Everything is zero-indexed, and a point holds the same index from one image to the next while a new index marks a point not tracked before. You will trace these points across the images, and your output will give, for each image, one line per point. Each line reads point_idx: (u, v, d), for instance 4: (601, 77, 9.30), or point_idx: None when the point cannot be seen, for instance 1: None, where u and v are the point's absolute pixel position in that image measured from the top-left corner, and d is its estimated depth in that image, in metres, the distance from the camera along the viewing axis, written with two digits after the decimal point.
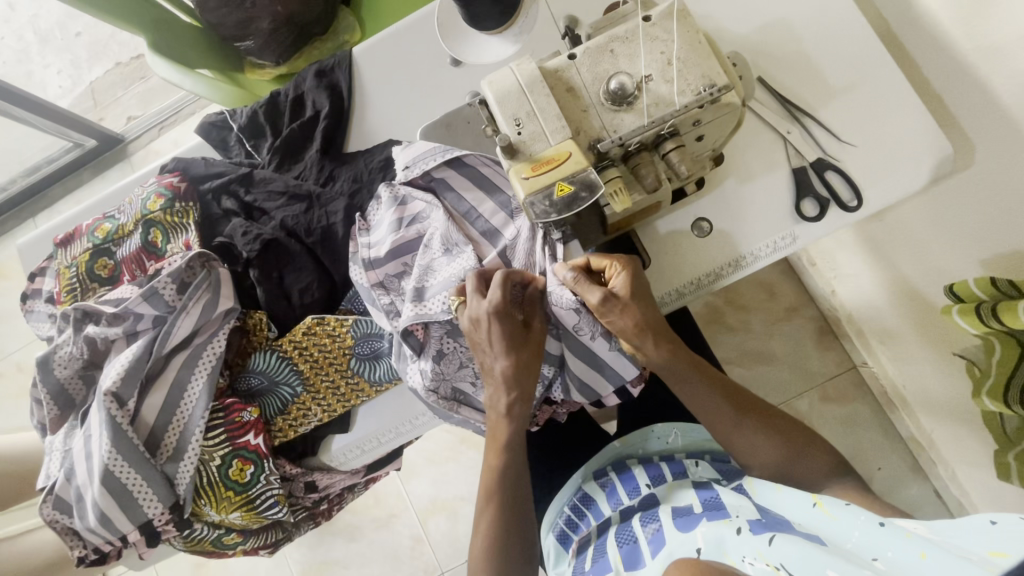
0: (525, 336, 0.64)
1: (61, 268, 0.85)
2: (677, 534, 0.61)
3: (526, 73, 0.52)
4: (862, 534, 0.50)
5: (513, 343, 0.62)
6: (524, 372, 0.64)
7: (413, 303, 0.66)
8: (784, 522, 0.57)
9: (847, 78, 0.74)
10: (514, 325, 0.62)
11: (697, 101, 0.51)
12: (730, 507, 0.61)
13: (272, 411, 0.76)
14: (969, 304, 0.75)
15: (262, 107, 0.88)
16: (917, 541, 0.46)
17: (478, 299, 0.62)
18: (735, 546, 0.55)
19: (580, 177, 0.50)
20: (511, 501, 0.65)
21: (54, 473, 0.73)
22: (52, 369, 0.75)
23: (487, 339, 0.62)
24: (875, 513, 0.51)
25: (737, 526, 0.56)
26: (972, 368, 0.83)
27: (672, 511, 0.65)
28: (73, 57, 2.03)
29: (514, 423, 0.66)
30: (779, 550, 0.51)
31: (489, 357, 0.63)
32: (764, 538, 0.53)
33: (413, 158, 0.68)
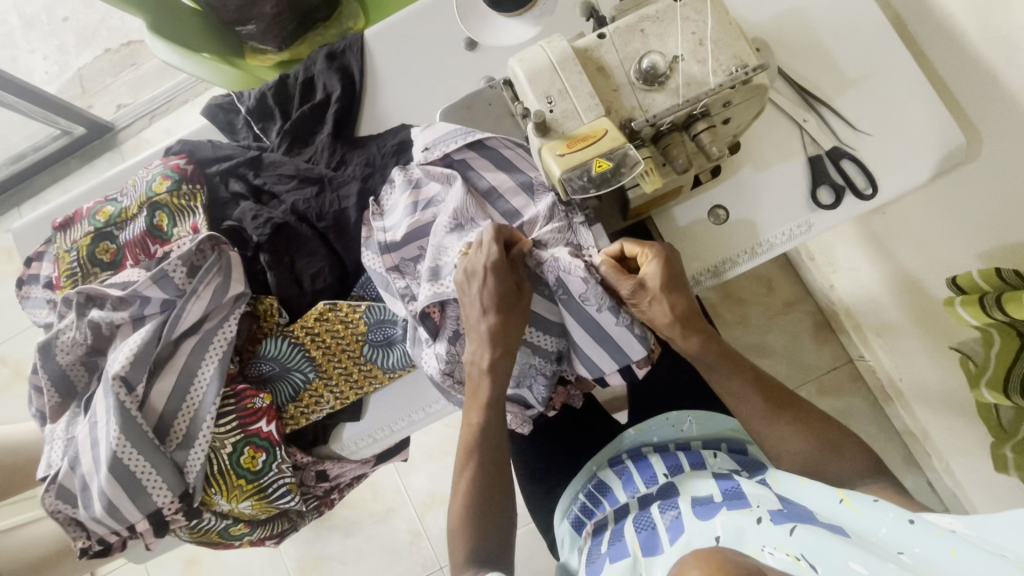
0: (516, 295, 0.64)
1: (60, 252, 0.82)
2: (695, 521, 0.61)
3: (558, 51, 0.52)
4: (889, 531, 0.52)
5: (503, 301, 0.63)
6: (509, 329, 0.63)
7: (429, 282, 0.66)
8: (805, 511, 0.58)
9: (862, 67, 0.75)
10: (505, 284, 0.62)
11: (731, 81, 0.50)
12: (751, 496, 0.61)
13: (283, 399, 0.74)
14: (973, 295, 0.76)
15: (271, 89, 0.86)
16: (949, 539, 0.47)
17: (478, 253, 0.63)
18: (756, 536, 0.55)
19: (618, 153, 0.49)
20: (488, 463, 0.65)
21: (56, 461, 0.71)
22: (53, 354, 0.73)
23: (475, 294, 0.63)
24: (904, 511, 0.52)
25: (757, 515, 0.57)
26: (967, 362, 0.84)
27: (691, 499, 0.65)
28: (60, 42, 1.98)
29: (495, 384, 0.64)
30: (801, 540, 0.52)
31: (475, 314, 0.63)
32: (785, 529, 0.54)
33: (433, 140, 0.67)
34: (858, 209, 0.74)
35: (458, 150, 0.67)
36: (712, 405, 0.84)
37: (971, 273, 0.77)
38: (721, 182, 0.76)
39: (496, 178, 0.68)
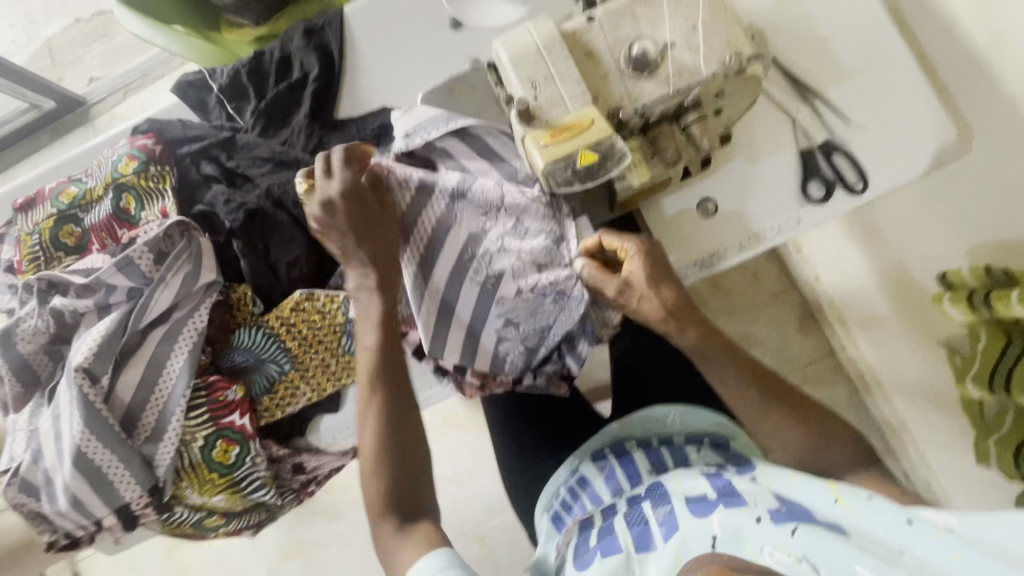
0: (376, 213, 0.63)
1: (22, 234, 0.78)
2: (691, 519, 0.59)
3: (544, 34, 0.49)
4: (888, 532, 0.50)
5: (357, 202, 0.62)
6: (369, 231, 0.63)
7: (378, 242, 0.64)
8: (803, 509, 0.56)
9: (857, 59, 0.73)
10: (362, 203, 0.63)
11: (723, 71, 0.49)
12: (747, 494, 0.59)
13: (258, 391, 0.71)
14: (960, 292, 0.75)
15: (245, 66, 0.82)
16: (950, 540, 0.46)
17: (348, 172, 0.63)
18: (755, 535, 0.54)
19: (605, 144, 0.47)
20: (393, 395, 0.64)
21: (19, 454, 0.68)
22: (15, 343, 0.70)
23: (337, 223, 0.64)
24: (903, 511, 0.51)
25: (756, 514, 0.56)
26: (954, 356, 0.83)
27: (685, 495, 0.63)
28: (27, 10, 1.88)
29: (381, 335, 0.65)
30: (803, 542, 0.51)
31: (341, 236, 0.64)
32: (786, 529, 0.53)
33: (415, 125, 0.65)
34: (848, 202, 0.73)
35: (439, 138, 0.65)
36: (695, 398, 0.83)
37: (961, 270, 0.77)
38: (711, 174, 0.74)
39: (476, 166, 0.65)
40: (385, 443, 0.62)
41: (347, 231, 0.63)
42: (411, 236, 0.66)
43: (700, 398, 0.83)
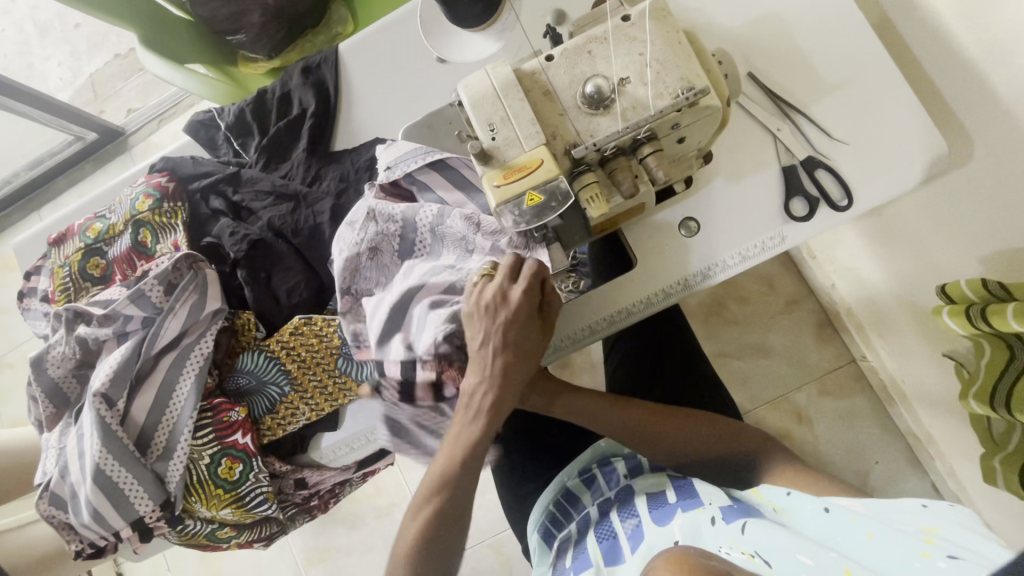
0: (539, 339, 0.64)
1: (56, 267, 0.86)
2: (655, 527, 0.63)
3: (501, 77, 0.51)
4: (815, 524, 0.56)
5: (530, 324, 0.62)
6: (521, 353, 0.63)
7: (370, 257, 0.68)
8: (750, 508, 0.61)
9: (839, 74, 0.73)
10: (530, 321, 0.62)
11: (675, 105, 0.50)
12: (703, 494, 0.64)
13: (260, 411, 0.76)
14: (960, 305, 0.74)
15: (249, 105, 0.87)
16: (862, 522, 0.52)
17: (505, 283, 0.62)
18: (711, 536, 0.58)
19: (550, 185, 0.50)
20: (449, 504, 0.65)
21: (49, 470, 0.75)
22: (45, 368, 0.77)
23: (492, 327, 0.62)
24: (821, 501, 0.57)
25: (711, 514, 0.60)
26: (961, 370, 0.82)
27: (648, 501, 0.66)
28: (73, 49, 2.03)
29: (492, 419, 0.65)
30: (752, 536, 0.55)
31: (486, 349, 0.62)
32: (737, 527, 0.57)
33: (395, 159, 0.68)
34: (833, 217, 0.72)
35: (419, 169, 0.68)
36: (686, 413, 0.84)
37: (962, 283, 0.75)
38: (694, 194, 0.75)
39: (454, 199, 0.69)
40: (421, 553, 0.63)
41: (499, 348, 0.62)
42: (408, 250, 0.68)
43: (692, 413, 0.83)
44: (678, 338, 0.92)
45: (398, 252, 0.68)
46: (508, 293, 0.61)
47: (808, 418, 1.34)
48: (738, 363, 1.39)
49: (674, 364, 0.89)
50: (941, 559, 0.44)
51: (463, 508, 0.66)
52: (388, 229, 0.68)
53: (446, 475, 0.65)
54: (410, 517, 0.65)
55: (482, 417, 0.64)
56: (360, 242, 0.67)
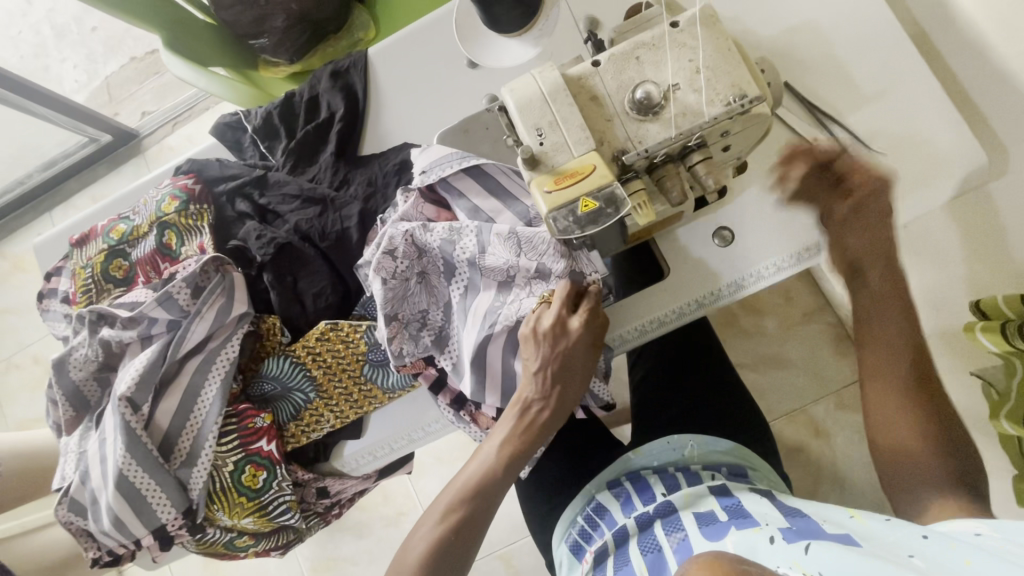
0: (591, 365, 0.66)
1: (77, 268, 0.85)
2: (706, 544, 0.62)
3: (549, 81, 0.51)
4: (902, 539, 0.51)
5: (583, 353, 0.64)
6: (572, 379, 0.65)
7: (417, 280, 0.69)
8: (815, 526, 0.57)
9: (875, 85, 0.72)
10: (585, 351, 0.64)
11: (727, 113, 0.49)
12: (757, 516, 0.62)
13: (285, 417, 0.75)
14: (994, 321, 0.73)
15: (277, 108, 0.87)
16: (964, 549, 0.46)
17: (563, 313, 0.63)
18: (768, 556, 0.55)
19: (605, 191, 0.49)
20: (476, 516, 0.65)
21: (69, 475, 0.73)
22: (67, 370, 0.75)
23: (547, 351, 0.63)
24: (919, 528, 0.51)
25: (769, 534, 0.57)
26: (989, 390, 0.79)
27: (696, 518, 0.65)
28: (89, 51, 2.03)
29: (538, 437, 0.66)
30: (816, 558, 0.51)
31: (540, 372, 0.64)
32: (800, 547, 0.53)
33: (430, 163, 0.67)
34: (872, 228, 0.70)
35: (454, 174, 0.67)
36: (714, 426, 0.82)
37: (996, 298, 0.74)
38: (728, 203, 0.74)
39: (489, 205, 0.68)
40: (438, 561, 0.62)
41: (553, 373, 0.64)
42: (450, 270, 0.68)
43: (718, 425, 0.82)
44: (703, 349, 0.91)
45: (441, 271, 0.69)
46: (566, 323, 0.63)
47: (826, 433, 1.31)
48: (754, 376, 1.37)
49: (700, 375, 0.88)
50: None
51: (481, 521, 0.65)
52: (426, 252, 0.69)
53: (478, 486, 0.66)
54: (431, 523, 0.64)
55: (526, 435, 0.66)
56: (399, 266, 0.67)
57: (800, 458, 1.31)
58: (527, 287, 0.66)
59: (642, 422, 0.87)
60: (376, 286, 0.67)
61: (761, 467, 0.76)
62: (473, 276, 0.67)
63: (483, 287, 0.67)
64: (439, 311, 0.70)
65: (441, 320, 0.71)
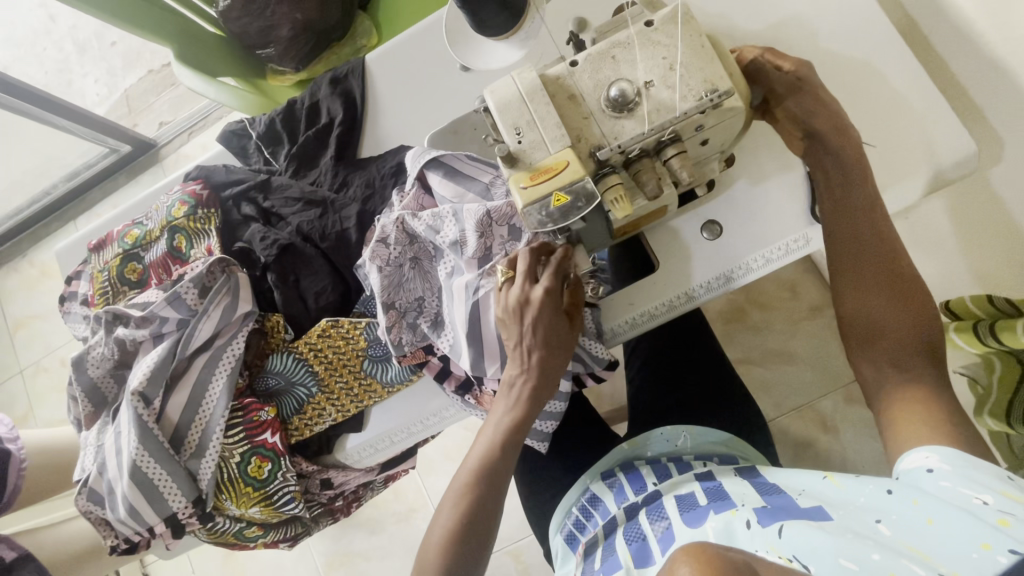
0: (569, 326, 0.67)
1: (95, 271, 0.89)
2: (687, 530, 0.63)
3: (526, 82, 0.53)
4: (871, 499, 0.55)
5: (555, 318, 0.65)
6: (553, 347, 0.66)
7: (411, 267, 0.73)
8: (790, 504, 0.59)
9: (859, 76, 0.72)
10: (556, 317, 0.65)
11: (698, 107, 0.50)
12: (735, 496, 0.64)
13: (289, 411, 0.78)
14: (967, 321, 0.72)
15: (279, 115, 0.90)
16: (925, 506, 0.50)
17: (526, 284, 0.64)
18: (746, 540, 0.57)
19: (577, 186, 0.51)
20: (487, 493, 0.67)
21: (88, 466, 0.78)
22: (85, 368, 0.80)
23: (524, 323, 0.65)
24: (884, 482, 0.55)
25: (746, 518, 0.59)
26: (974, 385, 0.78)
27: (678, 504, 0.67)
28: (109, 65, 2.11)
29: (534, 407, 0.68)
30: (790, 541, 0.53)
31: (522, 345, 0.66)
32: (774, 531, 0.56)
33: (414, 157, 0.72)
34: (862, 204, 0.66)
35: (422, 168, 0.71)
36: (708, 417, 0.83)
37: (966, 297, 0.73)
38: (717, 196, 0.74)
39: (453, 191, 0.70)
40: (459, 544, 0.64)
41: (534, 343, 0.65)
42: (438, 251, 0.72)
43: (713, 415, 0.83)
44: (699, 342, 0.92)
45: (432, 255, 0.73)
46: (530, 295, 0.64)
47: (834, 427, 1.30)
48: (761, 370, 1.37)
49: (698, 369, 0.88)
50: (1002, 554, 0.42)
51: (497, 499, 0.67)
52: (418, 239, 0.73)
53: (482, 467, 0.68)
54: (446, 510, 0.67)
55: (516, 409, 0.68)
56: (393, 255, 0.71)
57: (808, 453, 1.30)
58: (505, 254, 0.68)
59: (640, 414, 0.88)
60: (372, 272, 0.71)
61: (755, 458, 0.77)
62: (456, 259, 0.70)
63: (466, 267, 0.69)
64: (434, 295, 0.73)
65: (436, 301, 0.73)
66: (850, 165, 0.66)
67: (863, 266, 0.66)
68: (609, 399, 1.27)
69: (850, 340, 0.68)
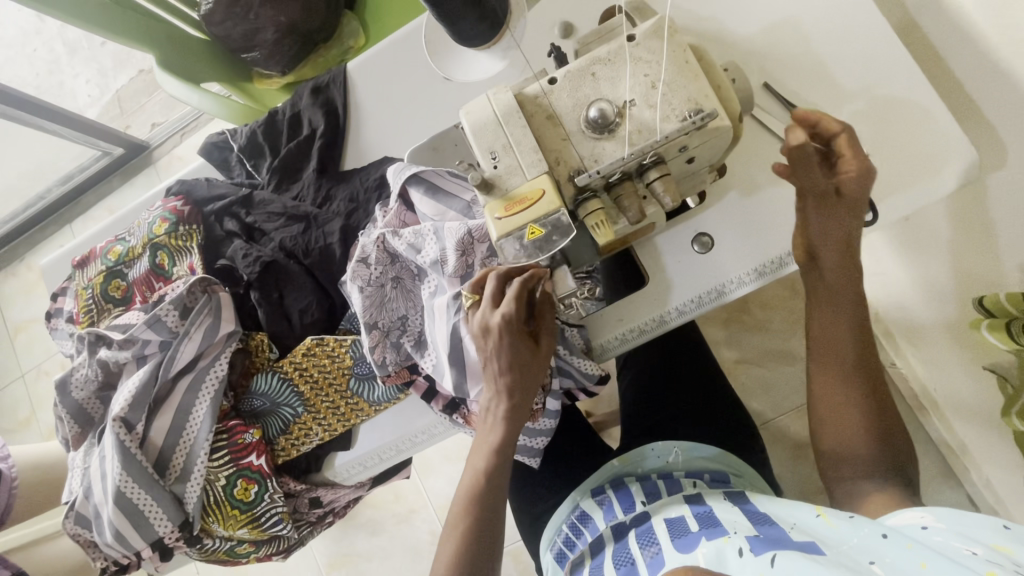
0: (534, 349, 0.65)
1: (79, 289, 0.88)
2: (677, 555, 0.61)
3: (502, 103, 0.51)
4: (863, 541, 0.53)
5: (519, 343, 0.63)
6: (520, 368, 0.64)
7: (393, 287, 0.71)
8: (783, 535, 0.58)
9: (855, 80, 0.70)
10: (520, 341, 0.63)
11: (681, 129, 0.48)
12: (727, 523, 0.62)
13: (275, 432, 0.77)
14: (1001, 319, 0.70)
15: (260, 127, 0.88)
16: (918, 550, 0.49)
17: (489, 309, 0.63)
18: (737, 568, 0.56)
19: (552, 218, 0.49)
20: (481, 524, 0.65)
21: (75, 489, 0.77)
22: (69, 391, 0.79)
23: (494, 349, 0.63)
24: (878, 526, 0.54)
25: (738, 545, 0.58)
26: (1004, 385, 0.76)
27: (668, 529, 0.65)
28: (99, 66, 2.08)
29: (515, 430, 0.66)
30: (783, 569, 0.52)
31: (493, 371, 0.64)
32: (766, 560, 0.54)
33: (395, 174, 0.70)
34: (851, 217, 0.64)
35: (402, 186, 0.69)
36: (701, 430, 0.82)
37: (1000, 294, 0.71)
38: (708, 208, 0.72)
39: (434, 210, 0.68)
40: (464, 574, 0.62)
41: (501, 366, 0.64)
42: (421, 269, 0.70)
43: (705, 430, 0.81)
44: (693, 352, 0.91)
45: (415, 274, 0.71)
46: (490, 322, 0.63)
47: None
48: (759, 370, 1.33)
49: (692, 382, 0.87)
50: None
51: (495, 523, 0.66)
52: (399, 258, 0.71)
53: (474, 493, 0.67)
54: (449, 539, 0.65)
55: (494, 433, 0.66)
56: (374, 275, 0.70)
57: (809, 454, 1.27)
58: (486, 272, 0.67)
59: (633, 426, 0.87)
60: (354, 295, 0.69)
61: (748, 475, 0.75)
62: (438, 279, 0.68)
63: (447, 286, 0.67)
64: (418, 315, 0.72)
65: (419, 321, 0.72)
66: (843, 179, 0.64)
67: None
68: (606, 402, 1.25)
69: (815, 359, 0.70)
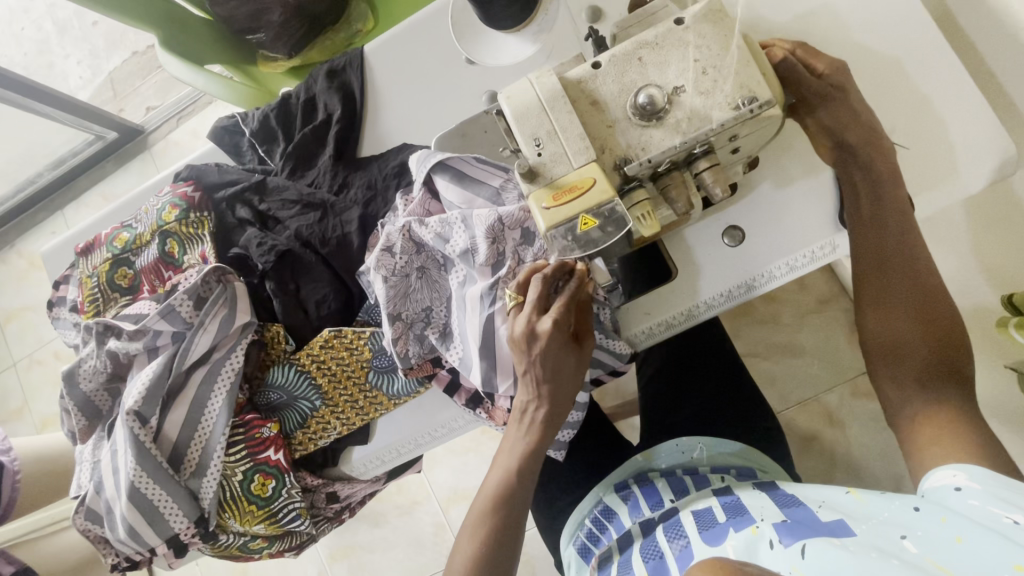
0: (576, 355, 0.64)
1: (83, 277, 0.84)
2: (706, 549, 0.61)
3: (546, 88, 0.49)
4: (895, 515, 0.52)
5: (564, 350, 0.62)
6: (563, 376, 0.63)
7: (418, 277, 0.69)
8: (812, 518, 0.57)
9: (892, 72, 0.68)
10: (565, 347, 0.62)
11: (736, 117, 0.47)
12: (754, 511, 0.61)
13: (292, 426, 0.75)
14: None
15: (273, 111, 0.85)
16: (953, 522, 0.48)
17: (535, 314, 0.61)
18: (768, 559, 0.55)
19: (605, 208, 0.48)
20: (507, 521, 0.64)
21: (85, 484, 0.75)
22: (77, 382, 0.76)
23: (534, 352, 0.61)
24: (910, 499, 0.53)
25: (767, 536, 0.57)
26: None
27: (696, 522, 0.64)
28: (92, 47, 2.01)
29: (548, 431, 0.65)
30: (814, 561, 0.51)
31: (532, 375, 0.63)
32: (796, 550, 0.53)
33: (421, 162, 0.67)
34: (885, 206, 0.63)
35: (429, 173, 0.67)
36: (725, 423, 0.81)
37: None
38: (740, 200, 0.70)
39: (462, 198, 0.66)
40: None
41: (541, 374, 0.62)
42: (448, 259, 0.68)
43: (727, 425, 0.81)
44: (713, 346, 0.89)
45: (442, 265, 0.69)
46: (537, 326, 0.61)
47: (841, 421, 1.25)
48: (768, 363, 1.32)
49: (715, 377, 0.86)
50: None
51: (518, 525, 0.65)
52: (425, 247, 0.69)
53: (503, 492, 0.65)
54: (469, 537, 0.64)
55: (531, 435, 0.66)
56: (400, 265, 0.67)
57: (814, 447, 1.26)
58: (516, 263, 0.65)
59: (654, 420, 0.86)
60: (378, 285, 0.67)
61: (772, 470, 0.74)
62: (467, 268, 0.66)
63: (478, 275, 0.66)
64: (443, 307, 0.69)
65: (444, 313, 0.69)
66: (880, 172, 0.63)
67: (891, 280, 0.64)
68: (616, 394, 1.24)
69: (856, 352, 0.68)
